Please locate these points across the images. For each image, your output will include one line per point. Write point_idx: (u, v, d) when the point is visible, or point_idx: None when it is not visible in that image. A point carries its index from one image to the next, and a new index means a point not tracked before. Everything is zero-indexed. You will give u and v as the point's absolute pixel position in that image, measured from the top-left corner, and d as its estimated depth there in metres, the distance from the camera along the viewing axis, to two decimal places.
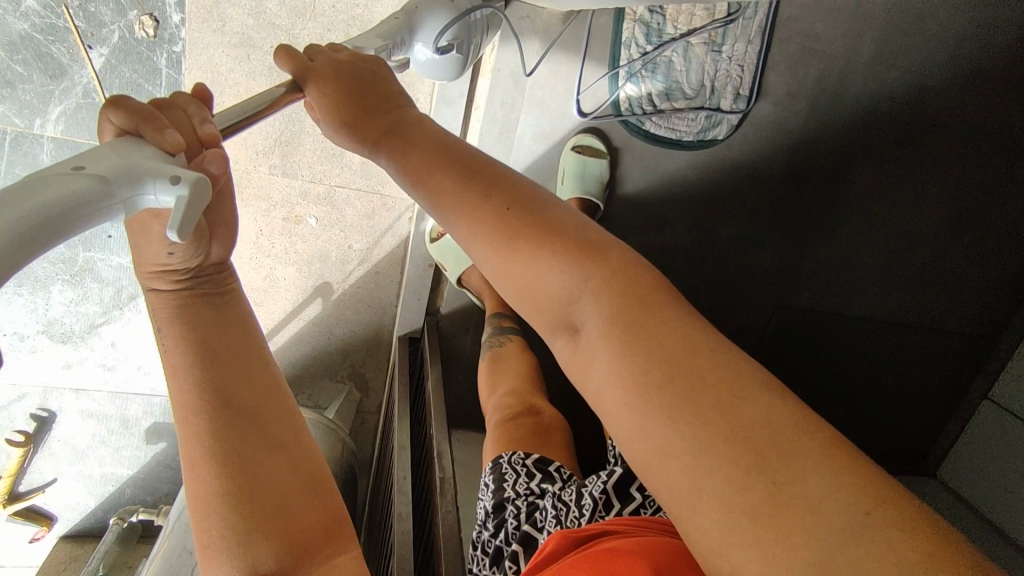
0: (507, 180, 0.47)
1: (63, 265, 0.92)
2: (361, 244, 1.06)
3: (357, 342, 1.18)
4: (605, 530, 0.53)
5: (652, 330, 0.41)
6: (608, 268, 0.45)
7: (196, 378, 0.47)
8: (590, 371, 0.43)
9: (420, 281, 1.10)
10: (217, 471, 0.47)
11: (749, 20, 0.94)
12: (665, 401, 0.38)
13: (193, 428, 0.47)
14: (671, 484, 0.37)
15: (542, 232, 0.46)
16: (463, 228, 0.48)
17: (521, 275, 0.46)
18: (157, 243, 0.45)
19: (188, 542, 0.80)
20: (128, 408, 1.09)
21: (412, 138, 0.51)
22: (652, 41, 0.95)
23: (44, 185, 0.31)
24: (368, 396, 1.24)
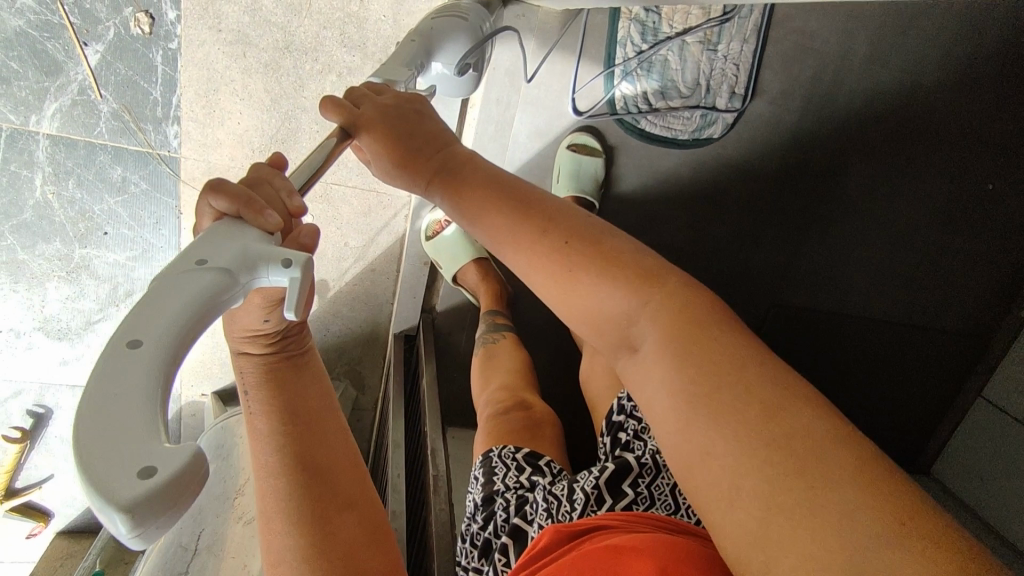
0: (563, 215, 0.51)
1: (59, 261, 0.99)
2: (358, 241, 1.06)
3: (354, 340, 1.18)
4: (600, 524, 0.54)
5: (703, 346, 0.44)
6: (662, 293, 0.47)
7: (280, 443, 0.53)
8: (646, 382, 0.46)
9: (415, 280, 1.10)
10: (297, 530, 0.53)
11: (744, 19, 0.94)
12: (713, 411, 0.41)
13: (277, 490, 0.53)
14: (711, 481, 0.40)
15: (597, 262, 0.48)
16: (523, 262, 0.51)
17: (580, 304, 0.49)
18: (256, 312, 0.49)
19: (182, 538, 0.80)
20: None
21: (468, 178, 0.54)
22: (648, 40, 0.95)
23: (181, 285, 0.35)
24: (364, 394, 1.25)
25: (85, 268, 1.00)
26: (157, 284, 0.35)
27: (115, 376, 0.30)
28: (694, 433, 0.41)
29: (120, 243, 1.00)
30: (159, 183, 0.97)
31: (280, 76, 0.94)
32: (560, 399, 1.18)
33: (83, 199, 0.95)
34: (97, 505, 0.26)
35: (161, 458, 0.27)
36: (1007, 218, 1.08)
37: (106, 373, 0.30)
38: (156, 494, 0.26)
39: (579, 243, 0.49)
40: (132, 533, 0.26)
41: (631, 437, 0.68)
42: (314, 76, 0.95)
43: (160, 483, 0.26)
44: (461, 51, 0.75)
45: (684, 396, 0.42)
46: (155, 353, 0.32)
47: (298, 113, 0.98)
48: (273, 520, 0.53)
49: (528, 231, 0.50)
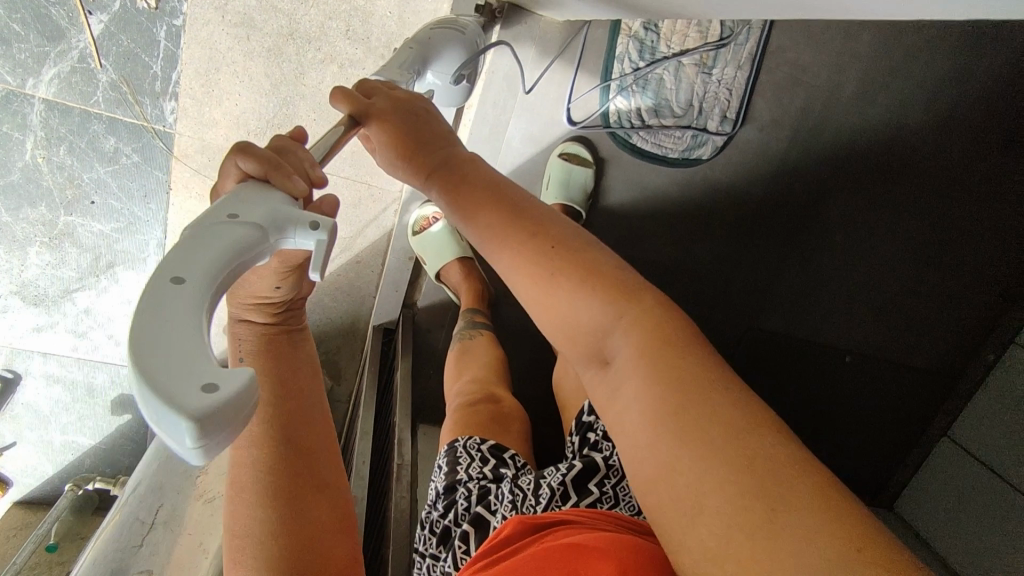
0: (550, 223, 0.52)
1: (43, 226, 0.98)
2: (345, 232, 1.06)
3: (332, 331, 1.18)
4: (561, 520, 0.54)
5: (673, 366, 0.45)
6: (637, 309, 0.48)
7: (263, 415, 0.53)
8: (617, 396, 0.47)
9: (399, 274, 1.11)
10: (264, 506, 0.53)
11: (741, 46, 0.97)
12: (678, 430, 0.42)
13: (249, 459, 0.53)
14: (673, 501, 0.41)
15: (580, 271, 0.49)
16: (507, 263, 0.51)
17: (557, 311, 0.50)
18: (269, 279, 0.52)
19: (142, 511, 0.79)
20: (94, 376, 1.11)
21: (463, 179, 0.55)
22: (645, 58, 0.97)
23: (214, 234, 0.34)
24: (339, 385, 1.25)
25: (68, 236, 1.00)
26: (190, 232, 0.34)
27: (161, 310, 0.29)
28: (661, 449, 0.42)
29: (108, 213, 1.00)
30: (152, 158, 0.97)
31: (281, 62, 0.95)
32: (535, 404, 1.18)
33: (73, 166, 0.95)
34: (161, 419, 0.25)
35: (223, 377, 0.27)
36: (983, 259, 1.11)
37: (153, 307, 0.29)
38: (221, 408, 0.26)
39: (565, 248, 0.50)
40: (196, 447, 0.26)
41: (600, 438, 0.69)
42: (315, 65, 0.96)
43: (224, 397, 0.26)
44: (455, 61, 0.76)
45: (654, 414, 0.43)
46: (198, 290, 0.31)
47: (296, 100, 0.98)
48: (239, 492, 0.53)
49: (517, 233, 0.51)
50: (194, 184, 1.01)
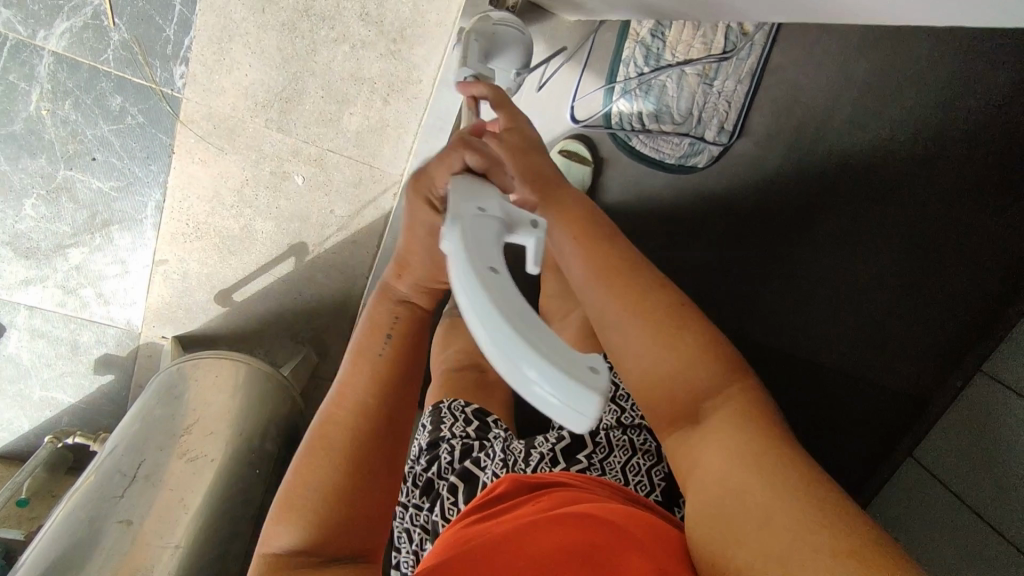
0: (660, 282, 0.55)
1: (42, 179, 0.98)
2: (344, 210, 1.11)
3: (324, 307, 1.21)
4: (557, 483, 0.57)
5: (767, 424, 0.47)
6: (740, 381, 0.51)
7: (371, 373, 0.58)
8: (701, 438, 0.49)
9: (394, 254, 1.15)
10: (332, 461, 0.54)
11: (742, 61, 1.01)
12: (758, 461, 0.44)
13: (343, 409, 0.57)
14: (738, 521, 0.43)
15: (689, 322, 0.53)
16: (609, 297, 0.55)
17: (654, 344, 0.52)
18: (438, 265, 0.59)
19: (124, 465, 0.81)
20: (80, 334, 1.11)
21: (576, 220, 0.59)
22: (650, 64, 1.01)
23: (479, 231, 0.43)
24: (326, 363, 1.27)
25: (66, 190, 0.99)
26: (463, 226, 0.43)
27: (495, 293, 0.38)
28: (745, 486, 0.44)
29: (108, 171, 1.00)
30: (157, 121, 0.98)
31: (294, 37, 0.96)
32: None
33: (77, 121, 0.95)
34: (544, 372, 0.34)
35: (598, 360, 0.35)
36: (972, 286, 1.04)
37: (494, 292, 0.38)
38: (595, 376, 0.34)
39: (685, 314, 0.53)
40: (558, 404, 0.33)
41: None
42: (327, 43, 0.97)
43: (605, 377, 0.34)
44: (513, 58, 0.80)
45: (746, 462, 0.45)
46: (504, 282, 0.39)
47: (306, 76, 0.99)
48: (320, 444, 0.55)
49: (626, 275, 0.55)
50: (198, 150, 1.01)
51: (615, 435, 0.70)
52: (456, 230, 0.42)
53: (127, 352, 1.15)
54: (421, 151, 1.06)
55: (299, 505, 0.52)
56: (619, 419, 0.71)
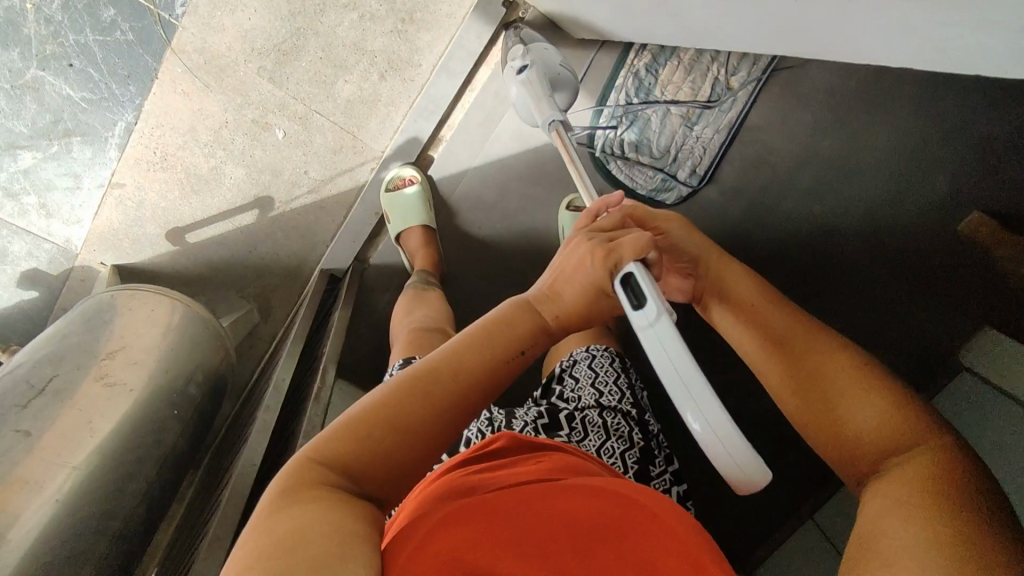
0: (852, 370, 0.54)
1: (8, 72, 0.93)
2: (318, 174, 1.11)
3: (276, 268, 1.18)
4: (555, 443, 0.55)
5: (940, 475, 0.45)
6: (926, 447, 0.48)
7: (484, 343, 0.52)
8: (873, 494, 0.48)
9: (361, 226, 1.14)
10: (424, 411, 0.47)
11: (723, 113, 1.07)
12: (921, 503, 0.43)
13: (454, 367, 0.50)
14: (887, 548, 0.42)
15: (869, 400, 0.52)
16: (798, 392, 0.56)
17: (830, 429, 0.53)
18: (576, 287, 0.55)
19: (37, 375, 0.77)
20: (11, 243, 1.04)
21: (767, 320, 0.60)
22: (640, 96, 1.08)
23: (658, 334, 0.48)
24: (266, 325, 1.21)
25: (33, 90, 0.95)
26: (649, 333, 0.49)
27: (683, 394, 0.46)
28: (897, 519, 0.43)
29: (83, 81, 0.96)
30: (148, 42, 0.97)
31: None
32: None
33: (62, 23, 0.93)
34: (732, 467, 0.42)
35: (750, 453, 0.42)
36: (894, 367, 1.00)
37: (682, 393, 0.46)
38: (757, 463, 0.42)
39: (875, 383, 0.53)
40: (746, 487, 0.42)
41: (565, 390, 0.77)
42: (337, 8, 0.99)
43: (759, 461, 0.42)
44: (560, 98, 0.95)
45: (903, 502, 0.44)
46: (688, 377, 0.46)
47: (309, 34, 1.00)
48: (418, 389, 0.48)
49: (828, 373, 0.55)
50: (182, 81, 1.00)
51: (593, 415, 0.71)
52: (654, 303, 0.50)
53: (59, 273, 1.08)
54: (407, 131, 1.07)
55: (359, 416, 0.46)
56: (599, 402, 0.74)
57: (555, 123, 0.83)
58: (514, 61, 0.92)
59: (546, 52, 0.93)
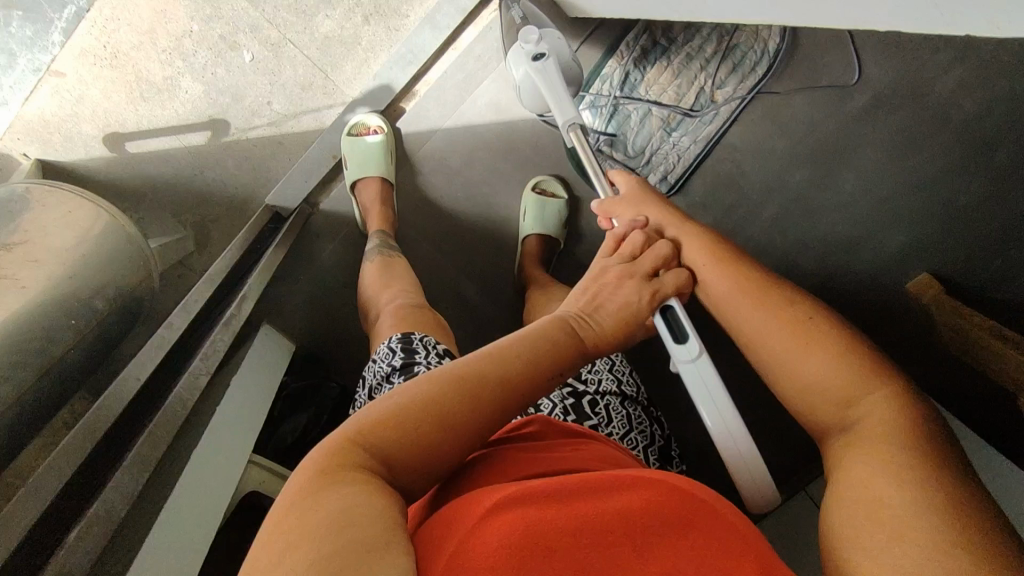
0: (808, 315, 0.53)
1: None
2: (281, 107, 1.06)
3: (220, 198, 1.11)
4: (587, 432, 0.57)
5: (898, 420, 0.45)
6: (880, 389, 0.47)
7: (523, 352, 0.52)
8: (839, 442, 0.47)
9: (314, 165, 1.05)
10: (462, 417, 0.46)
11: (704, 124, 1.06)
12: (884, 448, 0.43)
13: (497, 372, 0.49)
14: (857, 497, 0.42)
15: (825, 341, 0.51)
16: (756, 335, 0.54)
17: (789, 373, 0.52)
18: (614, 313, 0.59)
19: None
20: None
21: (731, 267, 0.58)
22: (624, 91, 1.07)
23: (700, 379, 0.58)
24: (199, 257, 1.12)
25: None
26: (693, 375, 0.58)
27: (721, 430, 0.56)
28: (879, 477, 0.42)
29: None
30: None
31: None
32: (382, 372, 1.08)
33: None
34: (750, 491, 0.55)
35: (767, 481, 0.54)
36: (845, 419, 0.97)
37: (720, 427, 0.56)
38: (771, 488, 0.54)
39: (824, 329, 0.51)
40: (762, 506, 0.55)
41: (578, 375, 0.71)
42: None
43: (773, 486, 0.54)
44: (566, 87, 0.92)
45: (879, 461, 0.43)
46: (726, 417, 0.56)
47: None
48: (454, 386, 0.47)
49: (789, 318, 0.53)
50: None
51: (615, 404, 0.68)
52: (696, 340, 0.59)
53: None
54: (380, 75, 1.01)
55: (391, 410, 0.45)
56: (619, 389, 0.70)
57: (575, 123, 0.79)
58: (527, 45, 0.86)
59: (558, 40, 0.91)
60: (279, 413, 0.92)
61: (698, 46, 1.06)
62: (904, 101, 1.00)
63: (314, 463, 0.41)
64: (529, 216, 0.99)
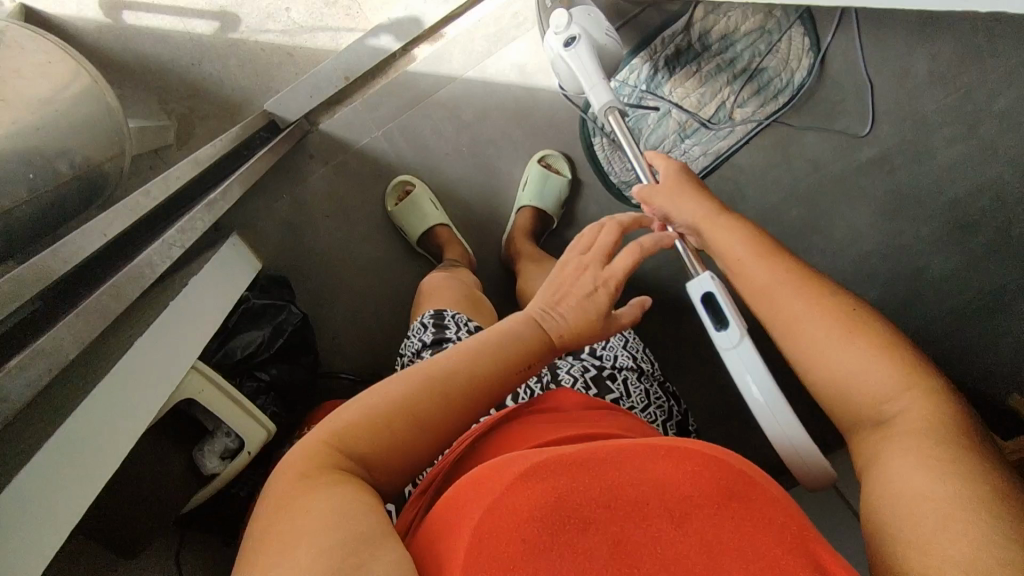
0: (846, 310, 0.49)
1: None
2: (298, 18, 1.01)
3: (213, 96, 1.05)
4: (613, 406, 0.58)
5: (940, 421, 0.42)
6: (922, 388, 0.44)
7: (481, 352, 0.52)
8: (879, 441, 0.45)
9: (322, 78, 0.99)
10: (437, 415, 0.48)
11: (717, 138, 1.07)
12: (927, 444, 0.41)
13: (467, 371, 0.50)
14: (898, 491, 0.40)
15: (860, 337, 0.47)
16: (785, 332, 0.51)
17: (820, 369, 0.49)
18: (571, 304, 0.57)
19: None
20: None
21: (763, 256, 0.55)
22: (648, 86, 1.06)
23: (741, 355, 0.54)
24: (176, 151, 1.06)
25: None
26: (733, 352, 0.54)
27: (767, 413, 0.52)
28: (922, 474, 0.39)
29: None
30: None
31: None
32: (347, 311, 1.04)
33: None
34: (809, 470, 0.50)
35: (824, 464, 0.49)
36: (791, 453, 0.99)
37: (763, 411, 0.52)
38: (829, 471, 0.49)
39: (867, 322, 0.48)
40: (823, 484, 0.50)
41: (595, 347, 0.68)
42: None
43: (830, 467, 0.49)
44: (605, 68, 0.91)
45: (922, 457, 0.40)
46: (772, 396, 0.51)
47: None
48: (427, 387, 0.48)
49: (821, 313, 0.50)
50: None
51: (633, 379, 0.65)
52: (737, 326, 0.55)
53: None
54: (409, 7, 0.98)
55: (377, 407, 0.47)
56: (635, 364, 0.67)
57: (613, 107, 0.78)
58: (559, 30, 0.86)
59: (592, 18, 0.88)
60: (233, 325, 0.88)
61: (731, 58, 1.04)
62: (903, 163, 1.04)
63: (302, 466, 0.43)
64: (529, 187, 0.98)
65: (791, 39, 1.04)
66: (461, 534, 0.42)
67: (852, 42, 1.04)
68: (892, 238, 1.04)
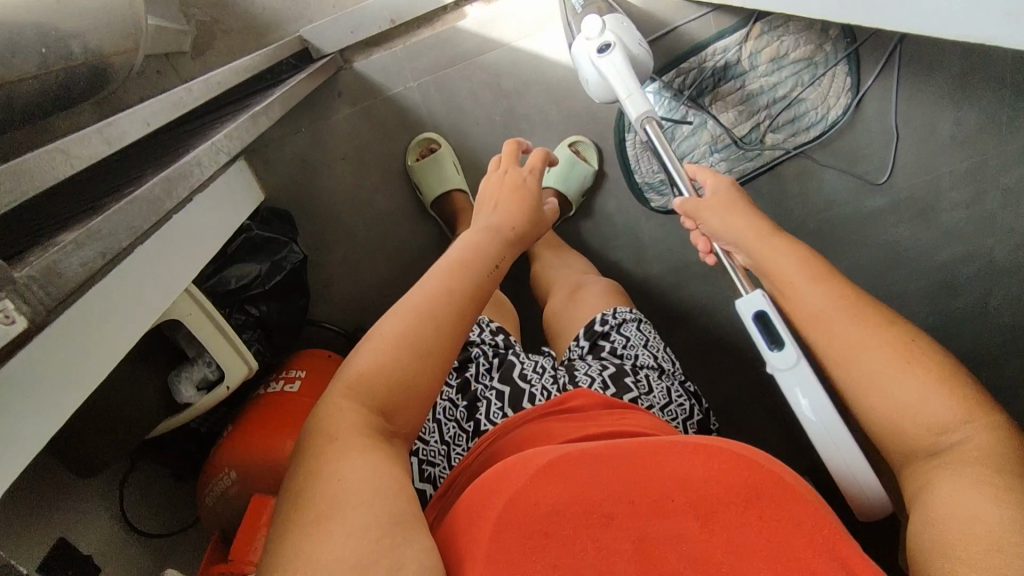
0: (896, 339, 0.50)
1: None
2: None
3: (241, 11, 0.99)
4: (634, 405, 0.57)
5: (992, 452, 0.44)
6: (977, 419, 0.46)
7: (430, 297, 0.53)
8: (930, 469, 0.46)
9: (364, 14, 0.94)
10: (438, 322, 0.51)
11: (746, 158, 1.08)
12: (980, 475, 0.43)
13: (430, 318, 0.51)
14: (951, 518, 0.42)
15: (914, 366, 0.48)
16: (834, 359, 0.52)
17: (871, 397, 0.50)
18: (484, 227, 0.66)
19: None
20: None
21: (814, 279, 0.56)
22: (695, 92, 1.05)
23: (796, 378, 0.55)
24: (190, 61, 1.00)
25: None
26: (790, 375, 0.55)
27: (823, 442, 0.53)
28: (971, 507, 0.41)
29: None
30: None
31: None
32: (346, 260, 1.01)
33: None
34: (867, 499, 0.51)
35: (878, 496, 0.51)
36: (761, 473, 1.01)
37: (820, 439, 0.53)
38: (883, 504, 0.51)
39: (926, 353, 0.49)
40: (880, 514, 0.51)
41: (617, 347, 0.68)
42: None
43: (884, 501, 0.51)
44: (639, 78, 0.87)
45: (978, 488, 0.42)
46: (827, 424, 0.52)
47: None
48: (398, 337, 0.49)
49: (872, 341, 0.50)
50: None
51: (655, 377, 0.65)
52: (794, 347, 0.55)
53: None
54: None
55: (378, 369, 0.48)
56: (658, 365, 0.67)
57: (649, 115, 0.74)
58: (592, 37, 0.83)
59: (625, 27, 0.85)
60: (233, 253, 0.85)
61: (775, 83, 1.04)
62: (913, 216, 1.07)
63: (330, 428, 0.45)
64: (555, 170, 0.97)
65: (834, 76, 1.04)
66: (483, 524, 0.41)
67: (889, 91, 1.05)
68: (881, 287, 1.07)
